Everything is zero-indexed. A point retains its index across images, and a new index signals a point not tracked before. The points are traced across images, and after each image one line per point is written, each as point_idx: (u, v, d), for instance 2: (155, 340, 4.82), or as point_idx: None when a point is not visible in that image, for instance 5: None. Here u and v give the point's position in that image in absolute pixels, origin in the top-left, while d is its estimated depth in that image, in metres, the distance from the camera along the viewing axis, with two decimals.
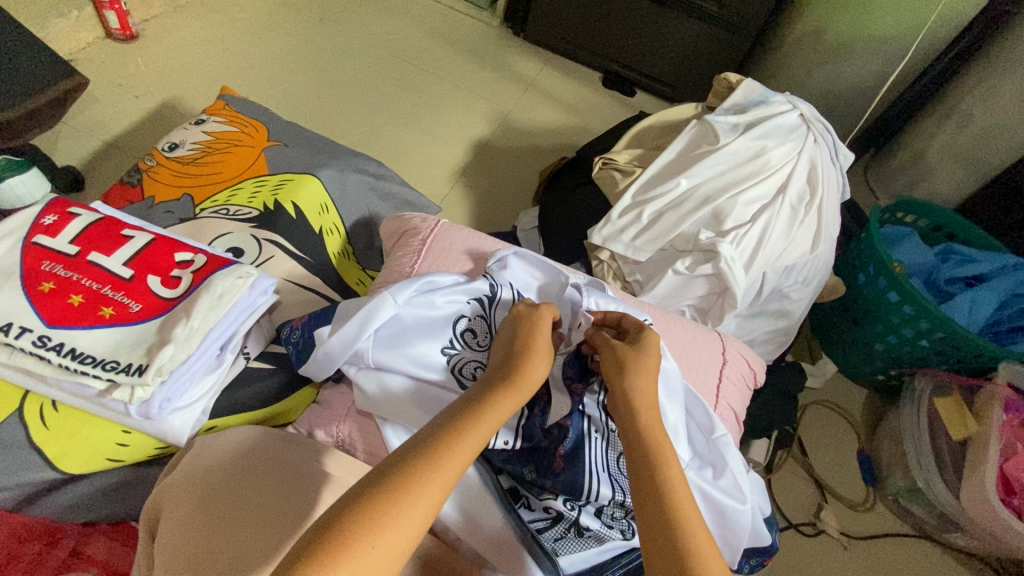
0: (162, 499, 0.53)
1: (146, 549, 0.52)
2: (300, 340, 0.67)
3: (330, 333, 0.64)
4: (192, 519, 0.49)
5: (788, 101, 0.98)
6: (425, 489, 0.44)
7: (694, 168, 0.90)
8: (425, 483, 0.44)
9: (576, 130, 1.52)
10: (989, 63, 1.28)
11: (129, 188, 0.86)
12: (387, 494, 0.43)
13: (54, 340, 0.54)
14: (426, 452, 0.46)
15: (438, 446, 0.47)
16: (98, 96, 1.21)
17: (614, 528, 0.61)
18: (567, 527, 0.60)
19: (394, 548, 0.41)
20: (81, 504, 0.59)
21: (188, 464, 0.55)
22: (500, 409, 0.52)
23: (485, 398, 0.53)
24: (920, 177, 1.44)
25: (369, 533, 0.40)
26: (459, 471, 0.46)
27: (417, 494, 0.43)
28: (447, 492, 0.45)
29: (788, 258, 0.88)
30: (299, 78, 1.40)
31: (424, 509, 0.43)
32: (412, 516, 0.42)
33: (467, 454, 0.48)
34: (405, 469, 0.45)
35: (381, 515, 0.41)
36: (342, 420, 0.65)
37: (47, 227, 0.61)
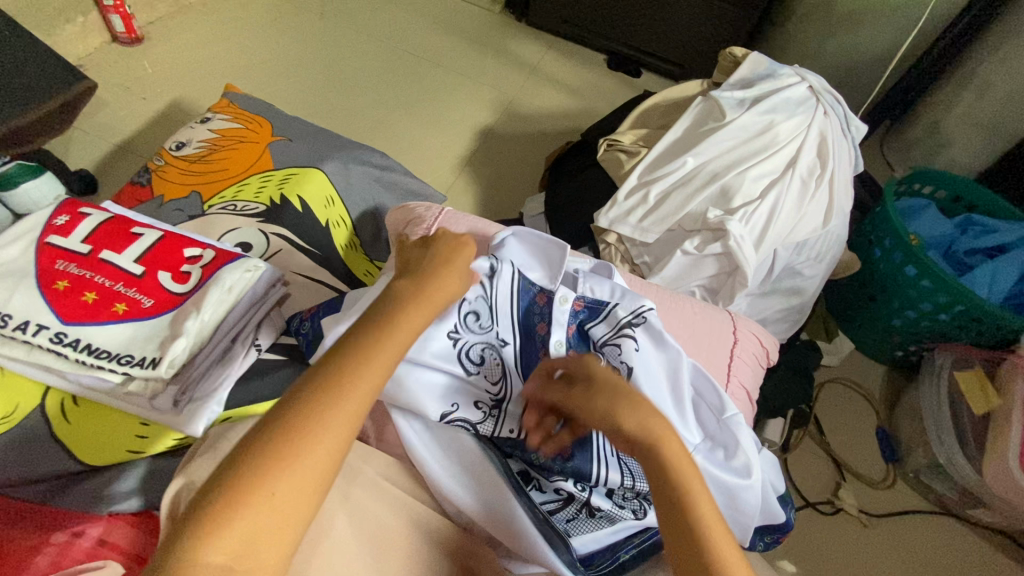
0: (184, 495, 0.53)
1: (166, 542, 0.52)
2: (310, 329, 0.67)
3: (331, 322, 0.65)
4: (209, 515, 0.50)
5: (797, 73, 0.95)
6: (306, 442, 0.39)
7: (700, 145, 0.89)
8: (302, 437, 0.39)
9: (581, 114, 1.51)
10: (1007, 27, 1.23)
11: (138, 188, 0.87)
12: (263, 447, 0.39)
13: (71, 336, 0.56)
14: (310, 396, 0.41)
15: (312, 397, 0.41)
16: (107, 99, 1.23)
17: (626, 508, 0.61)
18: (579, 508, 0.61)
19: (291, 497, 0.38)
20: (104, 495, 0.60)
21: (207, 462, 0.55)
22: (391, 340, 0.45)
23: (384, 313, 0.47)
24: (936, 148, 1.40)
25: (257, 487, 0.38)
26: (347, 413, 0.41)
27: (301, 442, 0.39)
28: (341, 432, 0.41)
29: (799, 234, 0.87)
30: (303, 73, 1.41)
31: (332, 447, 0.40)
32: (309, 459, 0.39)
33: (365, 390, 0.42)
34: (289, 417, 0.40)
35: (259, 473, 0.38)
36: (355, 409, 0.68)
37: (59, 227, 0.62)
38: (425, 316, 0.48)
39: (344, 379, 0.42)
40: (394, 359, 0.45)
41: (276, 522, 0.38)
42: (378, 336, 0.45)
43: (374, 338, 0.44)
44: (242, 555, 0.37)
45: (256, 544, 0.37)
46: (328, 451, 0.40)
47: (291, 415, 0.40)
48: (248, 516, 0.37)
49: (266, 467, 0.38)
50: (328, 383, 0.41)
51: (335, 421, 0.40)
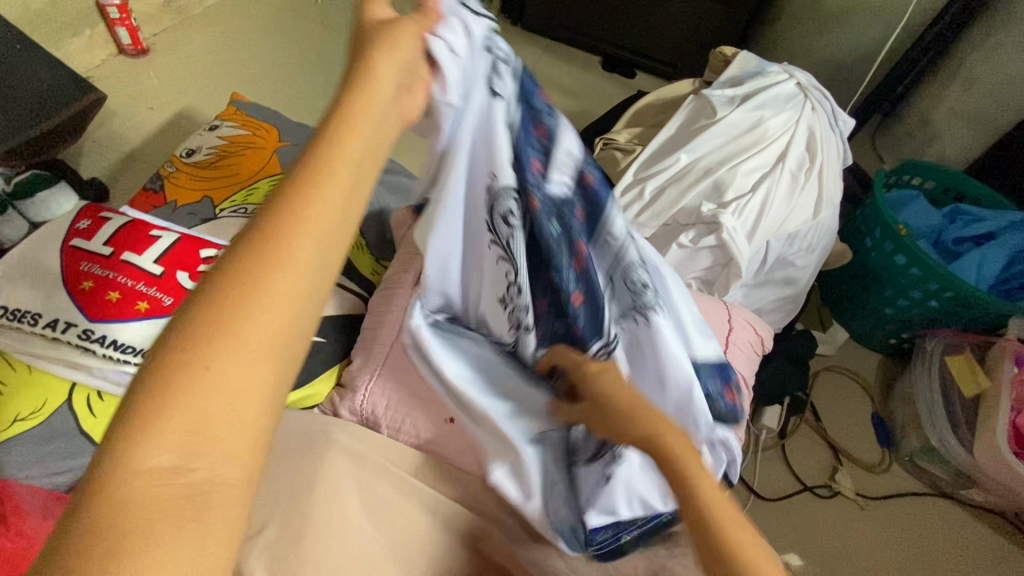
0: None
1: None
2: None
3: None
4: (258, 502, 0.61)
5: (785, 70, 0.98)
6: (256, 303, 0.30)
7: (693, 142, 0.92)
8: (251, 295, 0.30)
9: (578, 115, 1.54)
10: (992, 22, 1.28)
11: (151, 193, 0.90)
12: (192, 317, 0.29)
13: (97, 333, 0.59)
14: (241, 247, 0.31)
15: (249, 246, 0.31)
16: (115, 110, 1.26)
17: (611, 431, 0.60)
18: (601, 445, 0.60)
19: (242, 372, 0.29)
20: None
21: None
22: (342, 169, 0.34)
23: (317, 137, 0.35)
24: (928, 140, 1.45)
25: (195, 357, 0.28)
26: (307, 262, 0.31)
27: (241, 300, 0.30)
28: (294, 282, 0.31)
29: (791, 226, 0.90)
30: (305, 81, 1.44)
31: (283, 297, 0.30)
32: (257, 313, 0.30)
33: (309, 224, 0.32)
34: (221, 277, 0.30)
35: (201, 344, 0.29)
36: (366, 399, 0.71)
37: (82, 231, 0.65)
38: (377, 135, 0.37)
39: (289, 220, 0.31)
40: (358, 192, 0.35)
41: (240, 414, 0.29)
42: (314, 161, 0.34)
43: (318, 165, 0.34)
44: (196, 454, 0.28)
45: (208, 442, 0.28)
46: (292, 308, 0.31)
47: (228, 270, 0.30)
48: (195, 402, 0.28)
49: (202, 338, 0.29)
50: (261, 230, 0.31)
51: (281, 265, 0.30)
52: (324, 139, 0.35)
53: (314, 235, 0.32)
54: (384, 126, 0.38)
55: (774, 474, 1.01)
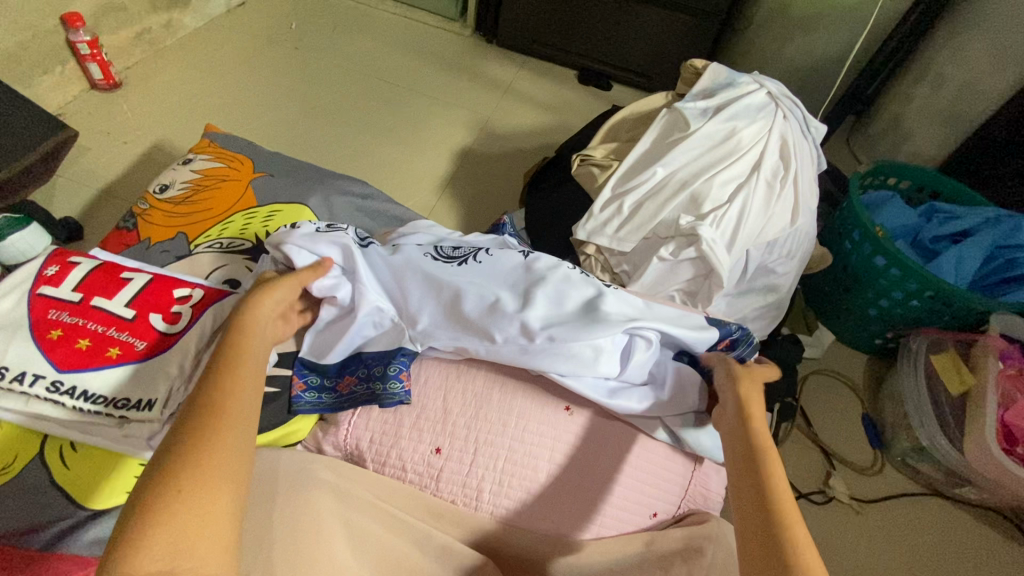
0: None
1: None
2: (361, 380, 0.71)
3: (373, 340, 0.72)
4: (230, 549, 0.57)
5: (755, 80, 1.00)
6: (207, 439, 0.40)
7: (668, 155, 0.92)
8: (209, 432, 0.40)
9: (556, 129, 1.55)
10: (956, 23, 1.30)
11: (124, 233, 0.88)
12: (150, 501, 0.37)
13: (67, 383, 0.58)
14: (182, 441, 0.40)
15: (198, 404, 0.42)
16: (88, 146, 1.25)
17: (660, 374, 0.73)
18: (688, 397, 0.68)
19: (212, 519, 0.37)
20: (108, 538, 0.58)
21: None
22: (251, 366, 0.48)
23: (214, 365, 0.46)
24: (902, 139, 1.47)
25: (159, 519, 0.36)
26: (237, 408, 0.43)
27: (193, 472, 0.39)
28: (233, 451, 0.41)
29: (769, 233, 0.90)
30: (282, 107, 1.44)
31: (230, 463, 0.40)
32: (211, 470, 0.39)
33: (232, 408, 0.43)
34: (171, 470, 0.39)
35: (172, 477, 0.38)
36: (350, 431, 0.71)
37: (50, 277, 0.64)
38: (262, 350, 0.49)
39: (214, 403, 0.43)
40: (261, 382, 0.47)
41: (207, 544, 0.37)
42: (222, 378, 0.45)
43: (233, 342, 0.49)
44: (177, 564, 0.35)
45: (186, 555, 0.36)
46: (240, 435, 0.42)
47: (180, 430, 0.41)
48: (178, 518, 0.36)
49: (166, 507, 0.37)
50: (196, 423, 0.41)
51: (218, 437, 0.41)
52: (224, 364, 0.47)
53: (240, 389, 0.44)
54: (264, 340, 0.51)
55: None
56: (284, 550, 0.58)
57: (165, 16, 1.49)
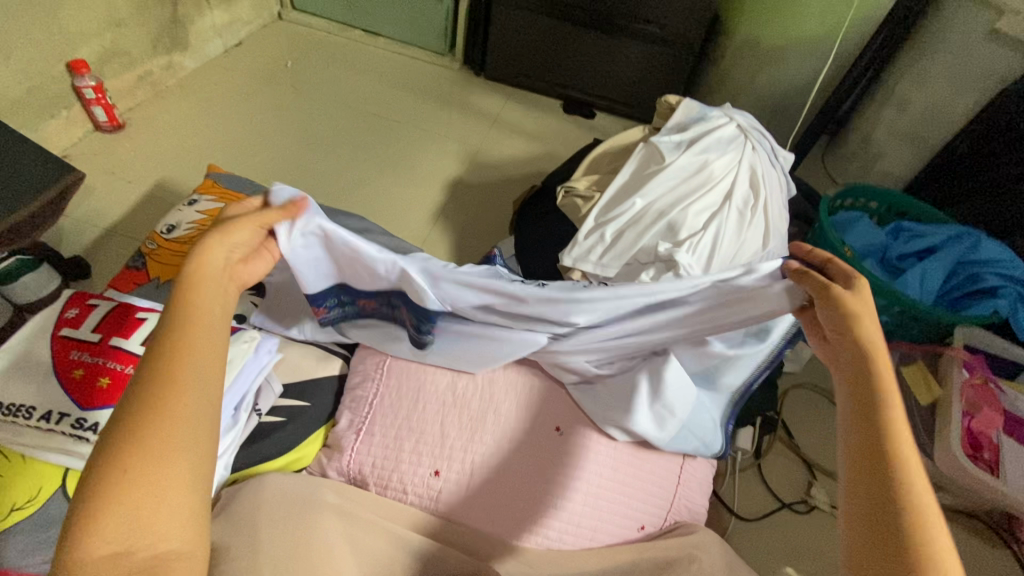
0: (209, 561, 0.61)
1: None
2: (383, 304, 0.76)
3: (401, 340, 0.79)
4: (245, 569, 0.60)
5: (725, 114, 1.07)
6: (158, 416, 0.40)
7: (646, 187, 0.99)
8: (157, 409, 0.41)
9: (543, 157, 1.62)
10: (913, 52, 1.39)
11: (134, 272, 0.92)
12: (102, 473, 0.38)
13: (90, 420, 0.62)
14: (130, 408, 0.41)
15: (148, 379, 0.42)
16: (94, 186, 1.30)
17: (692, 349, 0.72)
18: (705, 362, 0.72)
19: (163, 488, 0.39)
20: None
21: (221, 524, 0.64)
22: (205, 327, 0.46)
23: (162, 330, 0.45)
24: (872, 159, 1.55)
25: (112, 493, 0.38)
26: (188, 379, 0.43)
27: (139, 444, 0.39)
28: (184, 420, 0.41)
29: (743, 258, 0.96)
30: (281, 143, 1.50)
31: (182, 432, 0.41)
32: (164, 440, 0.40)
33: (185, 374, 0.43)
34: (120, 437, 0.40)
35: (122, 456, 0.39)
36: (353, 457, 0.74)
37: (70, 319, 0.68)
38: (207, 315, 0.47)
39: (163, 372, 0.43)
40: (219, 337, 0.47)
41: (163, 521, 0.39)
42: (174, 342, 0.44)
43: (184, 302, 0.47)
44: (133, 543, 0.38)
45: (147, 529, 0.38)
46: (194, 411, 0.42)
47: (131, 404, 0.41)
48: (130, 498, 0.38)
49: (113, 483, 0.38)
50: (147, 390, 0.41)
51: (166, 409, 0.41)
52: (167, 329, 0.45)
53: (193, 360, 0.44)
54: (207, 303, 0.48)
55: (753, 495, 1.05)
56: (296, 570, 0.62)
57: (166, 59, 1.55)
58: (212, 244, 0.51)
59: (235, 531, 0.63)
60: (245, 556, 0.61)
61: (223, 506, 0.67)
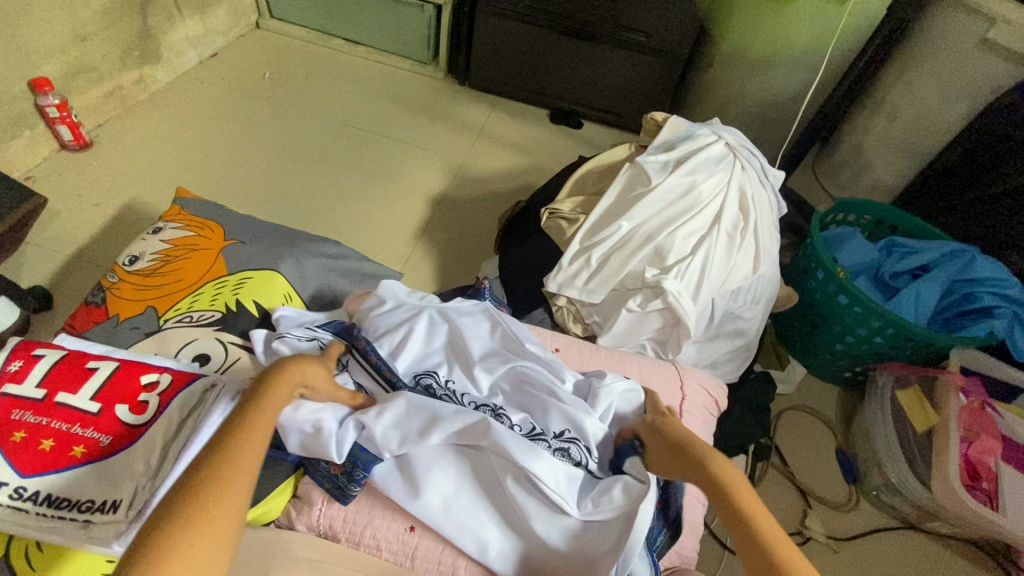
0: None
1: None
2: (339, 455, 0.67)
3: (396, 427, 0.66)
4: None
5: (713, 132, 1.04)
6: (204, 515, 0.41)
7: (633, 210, 0.95)
8: (202, 507, 0.41)
9: (529, 170, 1.58)
10: (908, 56, 1.35)
11: (92, 309, 0.87)
12: (140, 565, 0.37)
13: (30, 489, 0.57)
14: (184, 494, 0.41)
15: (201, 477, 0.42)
16: (58, 210, 1.24)
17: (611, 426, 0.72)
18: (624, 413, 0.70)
19: None
20: None
21: None
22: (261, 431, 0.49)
23: (224, 433, 0.47)
24: (862, 168, 1.52)
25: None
26: (239, 486, 0.43)
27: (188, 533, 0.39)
28: (227, 520, 0.42)
29: (733, 282, 0.93)
30: (257, 159, 1.45)
31: (220, 535, 0.41)
32: (207, 535, 0.40)
33: (242, 470, 0.45)
34: (170, 523, 0.40)
35: (172, 543, 0.39)
36: (322, 512, 0.71)
37: (13, 373, 0.63)
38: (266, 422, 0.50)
39: (222, 467, 0.44)
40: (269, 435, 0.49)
41: None
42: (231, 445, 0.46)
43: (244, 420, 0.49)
44: None
45: None
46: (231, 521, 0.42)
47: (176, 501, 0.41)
48: None
49: (148, 573, 0.37)
50: (201, 487, 0.42)
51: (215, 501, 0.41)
52: (236, 425, 0.48)
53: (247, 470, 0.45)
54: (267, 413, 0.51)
55: None
56: None
57: (137, 72, 1.50)
58: (295, 365, 0.58)
59: None
60: None
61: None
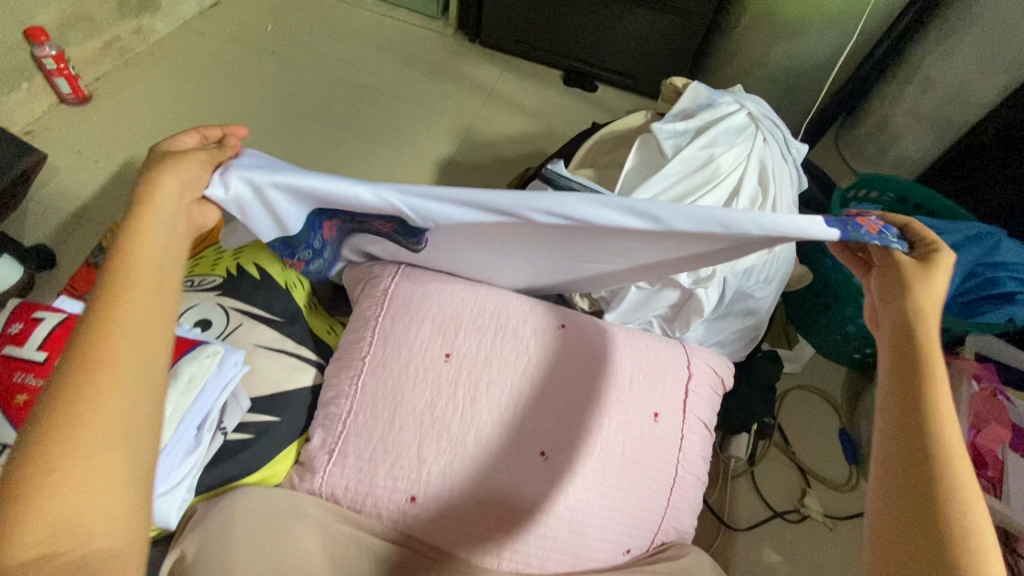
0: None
1: None
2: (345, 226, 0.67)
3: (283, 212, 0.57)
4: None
5: (736, 100, 0.98)
6: (68, 444, 0.34)
7: (646, 183, 0.91)
8: (76, 404, 0.35)
9: (540, 135, 1.52)
10: (948, 24, 1.26)
11: (93, 270, 0.86)
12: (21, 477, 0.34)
13: None
14: (56, 391, 0.36)
15: (80, 355, 0.37)
16: (59, 166, 1.22)
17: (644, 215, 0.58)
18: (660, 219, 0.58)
19: (93, 475, 0.35)
20: None
21: (196, 537, 0.64)
22: (137, 296, 0.41)
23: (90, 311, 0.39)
24: (888, 142, 1.46)
25: (37, 484, 0.33)
26: (127, 368, 0.38)
27: (71, 426, 0.35)
28: (122, 401, 0.37)
29: (746, 261, 0.90)
30: (260, 117, 1.41)
31: (115, 420, 0.36)
32: (96, 424, 0.35)
33: (122, 353, 0.38)
34: (47, 422, 0.35)
35: (42, 460, 0.34)
36: (325, 480, 0.71)
37: (14, 336, 0.63)
38: (142, 281, 0.42)
39: (90, 354, 0.37)
40: (160, 302, 0.42)
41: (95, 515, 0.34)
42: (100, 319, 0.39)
43: (109, 296, 0.40)
44: (60, 542, 0.33)
45: (79, 517, 0.34)
46: (132, 399, 0.38)
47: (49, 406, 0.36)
48: (54, 495, 0.33)
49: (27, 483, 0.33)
50: (70, 381, 0.36)
51: (97, 391, 0.36)
52: (101, 299, 0.40)
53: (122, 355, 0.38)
54: (140, 269, 0.42)
55: (744, 503, 1.02)
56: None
57: (135, 22, 1.44)
58: (167, 176, 0.48)
59: (207, 548, 0.63)
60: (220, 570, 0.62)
61: (195, 522, 0.66)
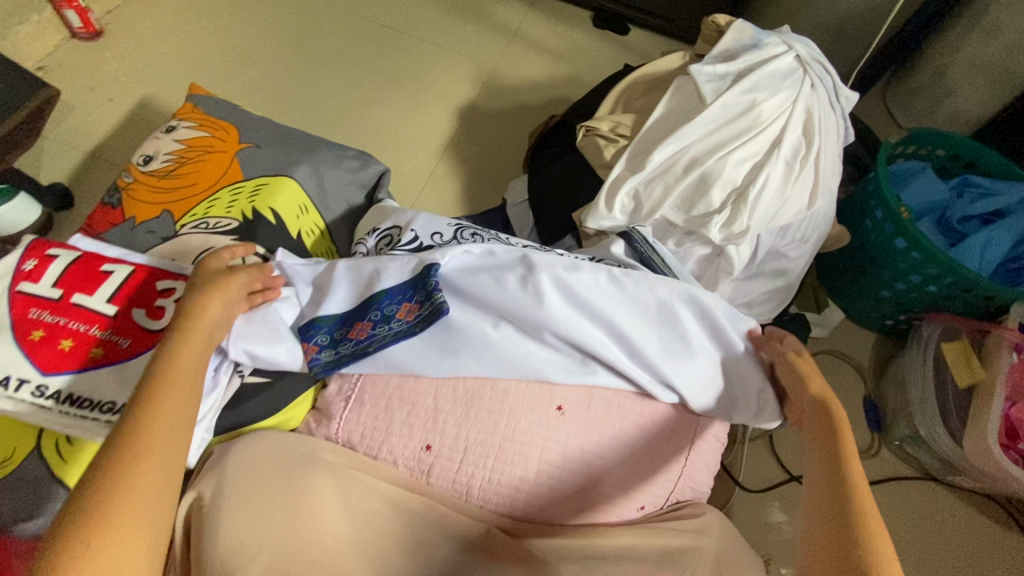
0: (198, 517, 0.60)
1: (182, 551, 0.62)
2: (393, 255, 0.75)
3: (305, 312, 0.72)
4: (237, 521, 0.59)
5: (783, 41, 0.90)
6: (110, 522, 0.45)
7: (681, 131, 0.85)
8: (115, 499, 0.46)
9: (566, 81, 1.44)
10: None
11: (109, 210, 0.85)
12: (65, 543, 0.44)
13: (52, 387, 0.59)
14: (101, 487, 0.47)
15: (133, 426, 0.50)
16: (73, 104, 1.19)
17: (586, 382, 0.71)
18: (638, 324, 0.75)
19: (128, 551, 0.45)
20: None
21: (211, 479, 0.62)
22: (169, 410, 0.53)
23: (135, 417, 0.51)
24: (942, 96, 1.34)
25: (81, 546, 0.44)
26: (153, 470, 0.49)
27: (112, 514, 0.46)
28: (145, 493, 0.48)
29: (783, 217, 0.85)
30: (276, 55, 1.35)
31: (142, 513, 0.47)
32: (133, 509, 0.46)
33: (148, 463, 0.49)
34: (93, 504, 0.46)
35: (87, 533, 0.44)
36: (342, 425, 0.71)
37: (29, 272, 0.62)
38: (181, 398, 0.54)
39: (125, 458, 0.48)
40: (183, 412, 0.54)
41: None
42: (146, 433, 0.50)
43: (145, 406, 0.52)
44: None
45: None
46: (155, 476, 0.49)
47: (89, 498, 0.46)
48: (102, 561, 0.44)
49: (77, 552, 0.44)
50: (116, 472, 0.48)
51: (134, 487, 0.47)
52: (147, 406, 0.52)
53: (160, 460, 0.50)
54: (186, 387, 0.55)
55: (759, 465, 1.02)
56: (280, 532, 0.59)
57: None
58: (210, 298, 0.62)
59: (224, 485, 0.62)
60: (232, 514, 0.60)
61: (212, 464, 0.64)
